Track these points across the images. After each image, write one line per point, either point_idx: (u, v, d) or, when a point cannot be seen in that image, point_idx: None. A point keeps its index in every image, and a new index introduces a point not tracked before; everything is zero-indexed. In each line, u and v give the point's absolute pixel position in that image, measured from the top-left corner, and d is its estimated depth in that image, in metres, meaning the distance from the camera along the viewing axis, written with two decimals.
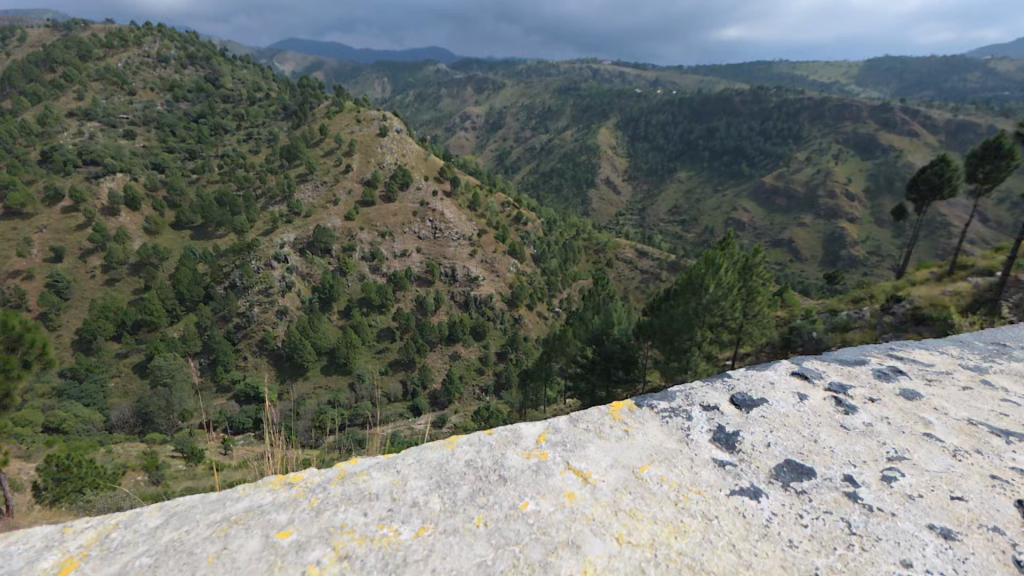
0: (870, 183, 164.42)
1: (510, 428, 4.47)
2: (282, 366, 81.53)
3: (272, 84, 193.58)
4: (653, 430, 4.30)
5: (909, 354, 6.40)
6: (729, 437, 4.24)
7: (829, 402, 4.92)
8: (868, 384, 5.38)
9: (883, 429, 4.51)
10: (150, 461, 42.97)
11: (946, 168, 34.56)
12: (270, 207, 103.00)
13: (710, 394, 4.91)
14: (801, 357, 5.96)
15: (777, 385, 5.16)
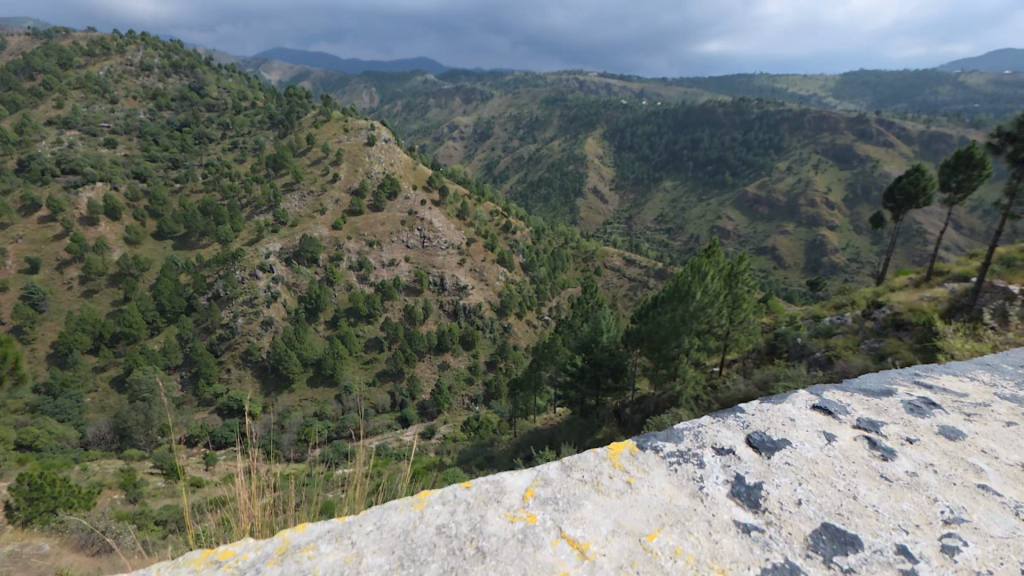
0: (848, 192, 168.71)
1: (491, 478, 3.86)
2: (267, 378, 79.84)
3: (259, 93, 192.37)
4: (659, 482, 3.72)
5: (938, 381, 5.60)
6: (753, 492, 3.62)
7: (861, 443, 4.25)
8: (902, 420, 4.68)
9: (929, 480, 3.89)
10: (127, 479, 41.42)
11: (921, 177, 35.47)
12: (256, 217, 101.57)
13: (723, 434, 4.23)
14: (819, 384, 5.25)
15: (798, 423, 4.47)
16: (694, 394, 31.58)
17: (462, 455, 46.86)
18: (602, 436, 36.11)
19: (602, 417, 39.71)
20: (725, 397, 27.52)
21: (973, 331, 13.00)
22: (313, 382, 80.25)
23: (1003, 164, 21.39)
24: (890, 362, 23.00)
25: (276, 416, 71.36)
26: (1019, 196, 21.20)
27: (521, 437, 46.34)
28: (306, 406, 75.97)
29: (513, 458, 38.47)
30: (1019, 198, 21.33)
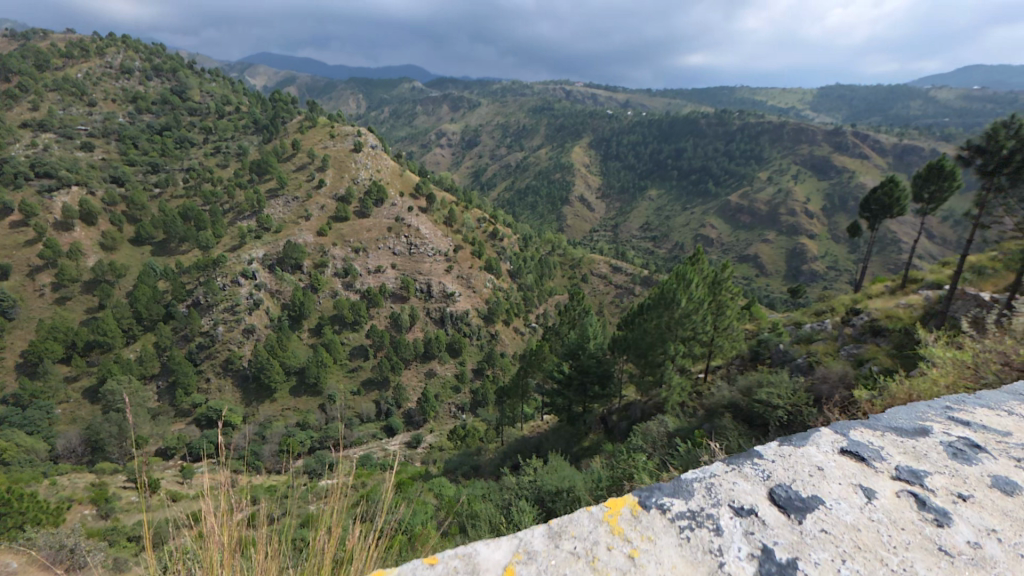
0: (826, 202, 173.30)
1: (480, 547, 3.54)
2: (248, 387, 77.88)
3: (243, 98, 189.75)
4: (672, 553, 3.44)
5: (975, 417, 5.46)
6: (784, 565, 3.31)
7: (907, 500, 3.97)
8: (945, 468, 4.44)
9: (994, 551, 3.56)
10: (100, 491, 39.66)
11: (896, 188, 36.42)
12: (238, 222, 99.55)
13: (743, 491, 4.03)
14: (844, 422, 5.15)
15: (827, 473, 4.26)
16: (680, 400, 31.76)
17: (449, 464, 46.12)
18: (590, 444, 36.01)
19: (589, 424, 39.48)
20: (710, 403, 27.71)
21: (951, 338, 13.20)
22: (296, 391, 78.52)
23: (972, 175, 22.10)
24: (870, 368, 23.42)
25: (258, 427, 69.66)
26: (988, 206, 21.89)
27: (508, 445, 45.97)
28: (288, 415, 74.33)
29: (500, 466, 38.04)
30: (987, 208, 22.00)
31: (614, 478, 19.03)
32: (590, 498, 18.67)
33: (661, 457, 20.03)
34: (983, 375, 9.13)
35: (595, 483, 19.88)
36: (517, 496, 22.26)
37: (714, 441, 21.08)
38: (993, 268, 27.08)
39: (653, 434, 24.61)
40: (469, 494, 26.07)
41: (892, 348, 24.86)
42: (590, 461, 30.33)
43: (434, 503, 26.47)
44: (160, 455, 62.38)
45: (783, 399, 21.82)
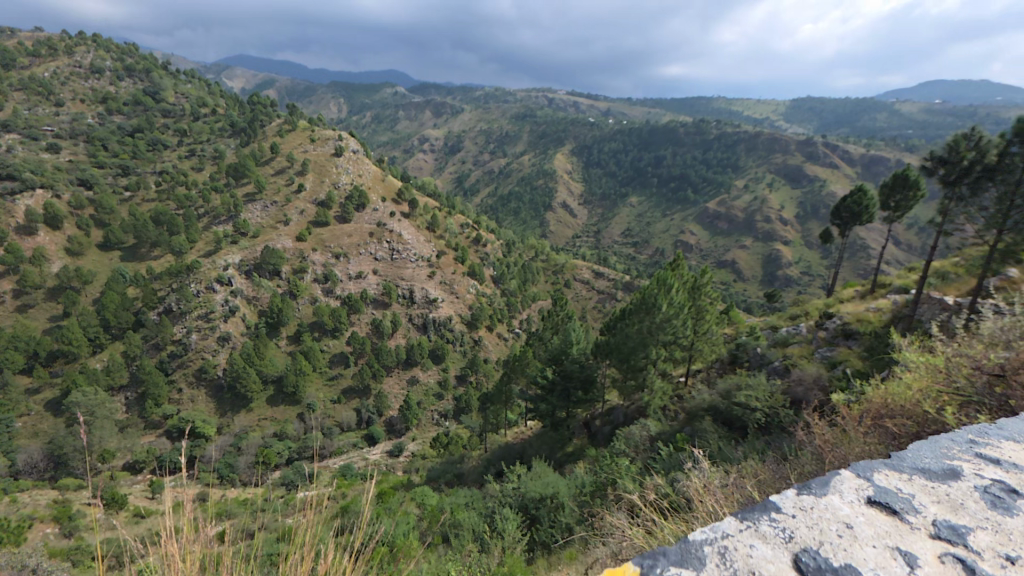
0: (799, 210, 179.01)
1: None
2: (223, 397, 75.33)
3: (220, 100, 185.61)
4: None
5: (1004, 451, 5.19)
6: None
7: (952, 567, 3.74)
8: (991, 523, 4.18)
9: None
10: (62, 509, 37.38)
11: (864, 196, 37.59)
12: (214, 227, 96.63)
13: (766, 561, 3.74)
14: (868, 463, 4.85)
15: (858, 536, 3.96)
16: (662, 404, 31.79)
17: (432, 472, 45.32)
18: (573, 449, 35.88)
19: (572, 429, 39.41)
20: (691, 407, 27.80)
21: (923, 342, 13.38)
22: (274, 401, 76.48)
23: (935, 185, 22.88)
24: (843, 370, 24.23)
25: (232, 439, 67.47)
26: (950, 214, 22.64)
27: (492, 452, 45.43)
28: (265, 426, 72.30)
29: (484, 473, 37.59)
30: (951, 216, 22.78)
31: (598, 483, 19.07)
32: (575, 504, 18.66)
33: (644, 461, 20.08)
34: (955, 379, 9.00)
35: (579, 489, 19.86)
36: (500, 504, 21.91)
37: (696, 446, 21.20)
38: (956, 273, 28.04)
39: (636, 439, 24.60)
40: (453, 503, 25.58)
41: (863, 350, 25.90)
42: (574, 467, 30.27)
43: (417, 513, 25.89)
44: (128, 470, 59.79)
45: (761, 403, 22.39)
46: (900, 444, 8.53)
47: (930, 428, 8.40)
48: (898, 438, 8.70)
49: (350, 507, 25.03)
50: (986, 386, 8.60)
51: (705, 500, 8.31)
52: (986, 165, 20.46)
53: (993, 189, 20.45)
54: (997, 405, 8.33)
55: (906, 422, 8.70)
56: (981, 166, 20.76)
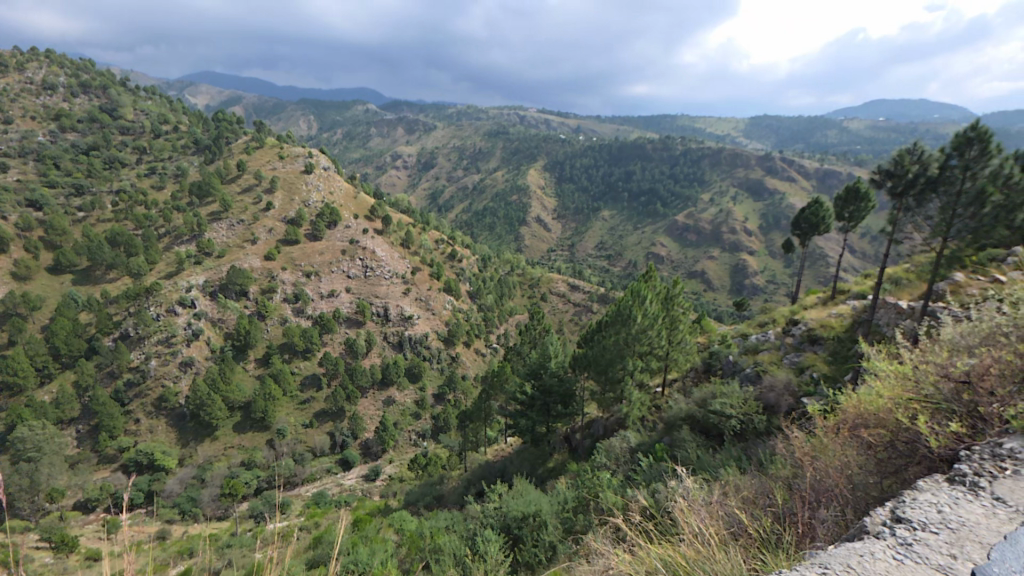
0: (762, 221, 187.00)
1: None
2: (186, 426, 70.98)
3: (182, 117, 179.76)
4: None
5: None
6: None
7: None
8: None
9: None
10: (5, 556, 34.07)
11: (821, 207, 39.22)
12: (175, 247, 92.21)
13: None
14: None
15: None
16: (640, 415, 31.60)
17: (410, 495, 43.50)
18: (555, 465, 35.21)
19: (553, 444, 38.90)
20: (668, 417, 27.59)
21: (888, 349, 13.43)
22: (241, 427, 72.67)
23: (884, 197, 23.96)
24: (810, 375, 25.13)
25: (195, 470, 63.43)
26: (898, 224, 23.61)
27: (472, 472, 44.09)
28: (232, 455, 68.47)
29: (464, 494, 36.23)
30: (899, 225, 23.65)
31: (580, 498, 18.69)
32: (558, 521, 18.06)
33: (625, 473, 19.82)
34: (923, 387, 8.54)
35: (562, 505, 19.24)
36: (482, 525, 21.06)
37: (675, 456, 21.07)
38: (908, 279, 29.22)
39: (616, 451, 24.28)
40: (433, 527, 24.38)
41: (828, 355, 26.97)
42: (555, 482, 29.63)
43: (396, 540, 24.55)
44: (78, 510, 55.23)
45: (735, 409, 22.80)
46: (877, 454, 8.38)
47: (905, 437, 8.23)
48: (873, 448, 8.51)
49: (323, 538, 23.48)
50: (953, 391, 8.32)
51: (689, 521, 7.80)
52: (928, 176, 21.48)
53: (936, 200, 21.38)
54: (966, 412, 8.19)
55: (881, 431, 8.45)
56: (924, 179, 21.85)
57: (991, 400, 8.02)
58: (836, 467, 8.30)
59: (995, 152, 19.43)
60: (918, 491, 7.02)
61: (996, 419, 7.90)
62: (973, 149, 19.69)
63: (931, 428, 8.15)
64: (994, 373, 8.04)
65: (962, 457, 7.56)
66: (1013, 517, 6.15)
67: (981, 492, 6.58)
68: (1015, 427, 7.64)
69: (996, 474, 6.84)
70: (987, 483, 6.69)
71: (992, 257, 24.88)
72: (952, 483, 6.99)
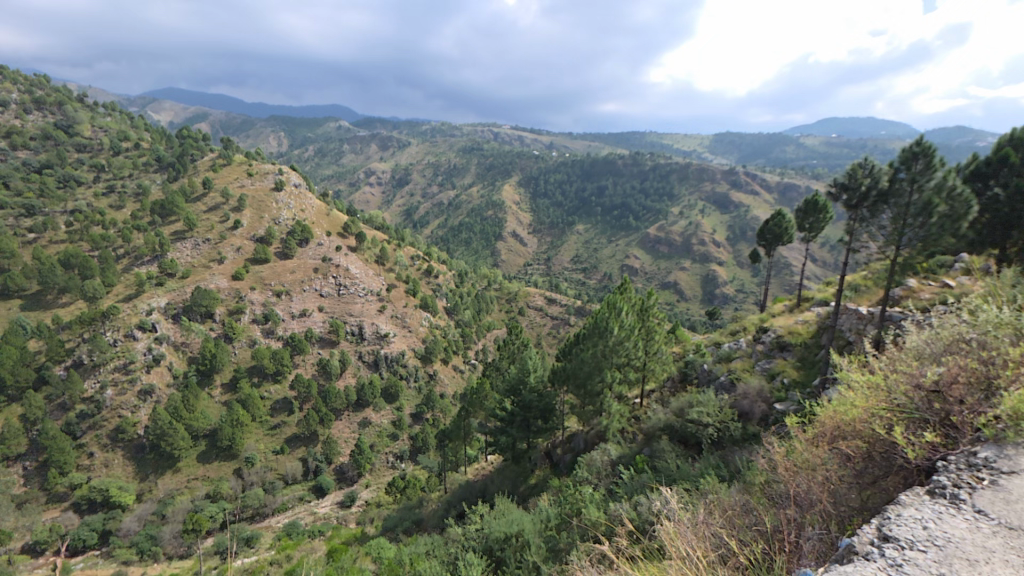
0: (728, 233, 194.70)
1: None
2: (145, 458, 66.56)
3: (144, 134, 173.11)
4: None
5: None
6: None
7: None
8: None
9: None
10: None
11: (784, 219, 40.63)
12: (135, 268, 87.66)
13: None
14: None
15: None
16: (620, 427, 31.37)
17: (387, 521, 41.62)
18: (536, 481, 34.51)
19: (534, 460, 38.15)
20: (647, 427, 27.36)
21: (858, 359, 13.37)
22: (205, 457, 68.60)
23: (840, 209, 24.81)
24: (780, 381, 25.83)
25: (154, 506, 59.34)
26: (854, 234, 24.33)
27: (452, 493, 42.64)
28: (195, 487, 64.40)
29: (444, 517, 34.97)
30: (854, 236, 24.48)
31: (563, 515, 17.90)
32: (541, 539, 17.19)
33: (607, 488, 19.43)
34: (896, 396, 8.29)
35: (545, 523, 18.44)
36: (463, 549, 20.47)
37: (655, 467, 20.87)
38: (866, 285, 30.25)
39: (597, 464, 23.89)
40: (411, 554, 23.24)
41: (797, 361, 27.67)
42: (537, 500, 28.94)
43: (373, 569, 23.37)
44: (26, 553, 51.48)
45: (712, 418, 23.02)
46: (856, 466, 8.15)
47: (880, 448, 8.05)
48: (851, 460, 8.29)
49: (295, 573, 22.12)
50: (925, 400, 8.16)
51: (676, 543, 7.58)
52: (880, 189, 22.53)
53: (887, 211, 22.42)
54: (938, 420, 8.05)
55: (858, 443, 8.23)
56: (875, 191, 22.90)
57: (962, 409, 7.91)
58: (817, 481, 8.05)
59: (938, 166, 20.58)
60: (901, 506, 6.78)
61: (967, 427, 7.79)
62: (918, 163, 20.88)
63: (908, 440, 7.95)
64: (961, 382, 8.00)
65: (939, 468, 7.35)
66: (997, 528, 5.95)
67: (962, 506, 6.36)
68: (988, 436, 7.47)
69: (975, 485, 6.60)
70: (967, 494, 6.49)
71: (940, 263, 26.28)
72: (933, 496, 6.76)
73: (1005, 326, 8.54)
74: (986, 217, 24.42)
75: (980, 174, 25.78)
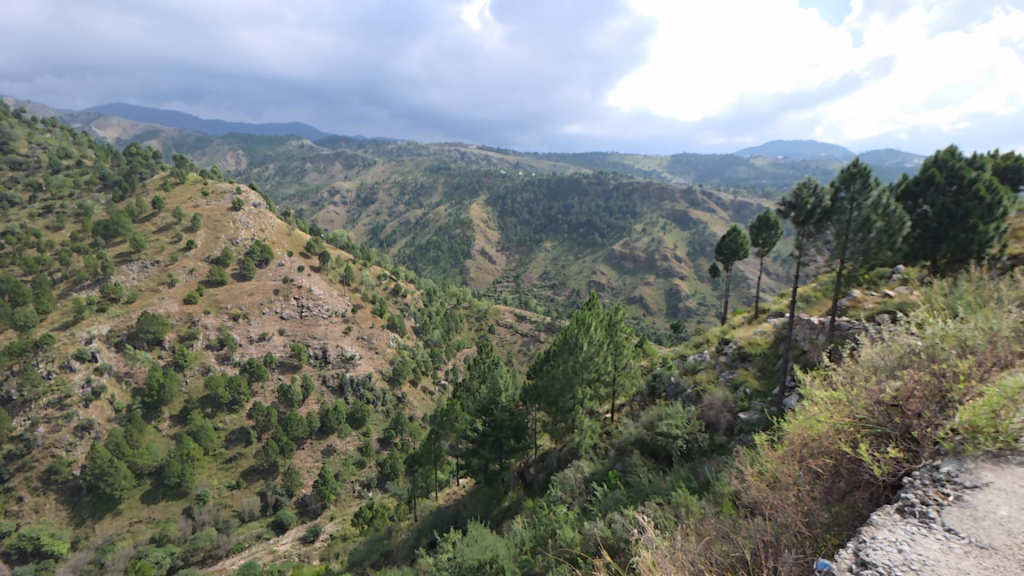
0: (689, 248, 204.33)
1: None
2: (82, 502, 60.50)
3: (89, 152, 163.04)
4: None
5: None
6: None
7: None
8: None
9: None
10: None
11: (739, 235, 42.23)
12: (74, 294, 81.06)
13: None
14: None
15: None
16: (592, 443, 30.89)
17: (354, 555, 39.24)
18: (510, 504, 33.41)
19: (507, 481, 36.95)
20: (619, 442, 27.10)
21: (821, 373, 13.28)
22: (151, 498, 62.97)
23: (788, 226, 25.17)
24: (743, 392, 26.43)
25: (90, 555, 53.52)
26: (803, 249, 25.00)
27: (422, 520, 40.66)
28: (139, 531, 58.84)
29: (414, 548, 33.16)
30: (804, 250, 25.14)
31: (538, 537, 17.02)
32: (516, 564, 16.34)
33: (581, 506, 18.82)
34: (858, 411, 8.02)
35: (519, 547, 17.55)
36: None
37: (628, 482, 20.45)
38: (816, 296, 31.65)
39: (570, 483, 23.25)
40: None
41: (757, 371, 28.47)
42: (511, 523, 28.01)
43: None
44: None
45: (680, 429, 23.11)
46: (823, 482, 7.75)
47: (848, 465, 7.65)
48: (819, 477, 7.88)
49: None
50: (886, 414, 7.91)
51: None
52: (823, 207, 23.30)
53: (831, 227, 23.33)
54: (900, 434, 7.74)
55: (825, 460, 7.84)
56: (820, 209, 23.54)
57: (921, 423, 7.63)
58: (788, 501, 7.55)
59: (873, 186, 22.02)
60: (873, 527, 6.24)
61: (928, 441, 7.44)
62: (856, 183, 22.17)
63: (872, 455, 7.59)
64: (918, 395, 7.79)
65: (904, 484, 6.89)
66: (968, 548, 5.53)
67: (932, 523, 5.94)
68: (946, 449, 7.17)
69: (941, 501, 6.19)
70: (935, 512, 6.05)
71: (881, 275, 27.85)
72: (902, 514, 6.27)
73: (950, 338, 8.69)
74: (918, 232, 26.31)
75: (911, 192, 27.53)
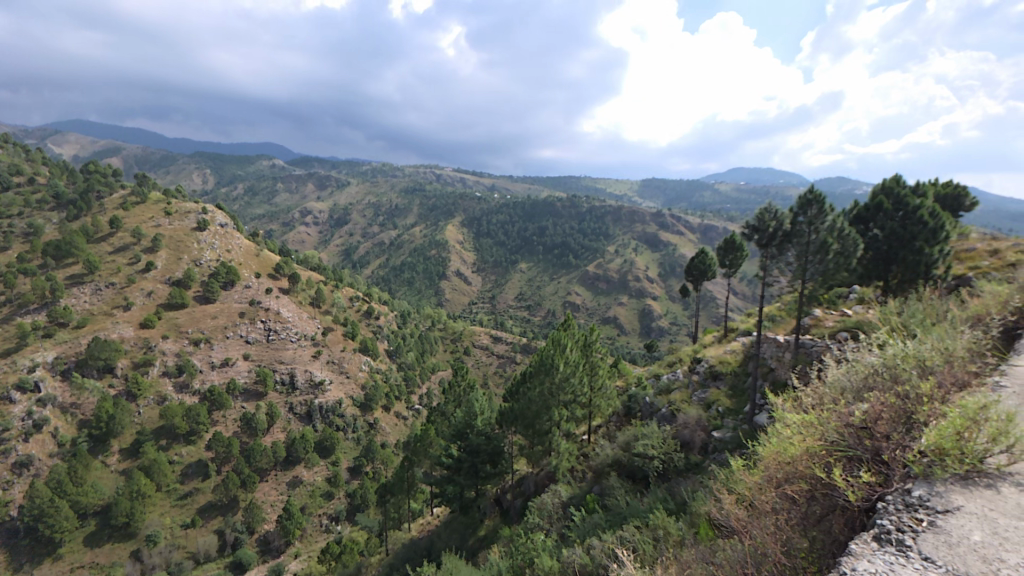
0: (660, 270, 209.57)
1: None
2: (16, 547, 54.96)
3: (42, 169, 154.47)
4: None
5: None
6: None
7: None
8: None
9: None
10: None
11: (707, 256, 43.35)
12: (17, 318, 75.30)
13: None
14: None
15: None
16: (569, 466, 30.25)
17: None
18: (486, 532, 32.01)
19: (483, 508, 35.48)
20: (595, 464, 26.59)
21: (791, 393, 13.11)
22: (94, 540, 57.68)
23: (753, 248, 25.88)
24: (715, 410, 26.71)
25: None
26: (767, 269, 25.71)
27: (393, 554, 38.41)
28: None
29: None
30: (768, 271, 25.85)
31: (514, 567, 16.14)
32: None
33: (559, 533, 18.19)
34: (828, 434, 7.76)
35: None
36: None
37: (605, 506, 19.95)
38: (781, 315, 32.69)
39: (548, 508, 22.45)
40: None
41: (729, 390, 28.80)
42: (486, 553, 26.87)
43: None
44: None
45: (656, 450, 22.91)
46: (801, 507, 7.44)
47: (823, 489, 7.38)
48: (796, 502, 7.57)
49: None
50: (855, 436, 7.64)
51: None
52: (784, 230, 24.20)
53: (792, 249, 24.21)
54: (871, 457, 7.52)
55: (800, 485, 7.53)
56: (781, 232, 24.39)
57: (890, 445, 7.45)
58: (767, 529, 7.20)
59: (829, 211, 23.03)
60: (851, 557, 5.97)
61: (898, 464, 7.25)
62: (813, 209, 23.14)
63: (844, 479, 7.38)
64: (885, 417, 7.64)
65: (879, 509, 6.66)
66: None
67: (908, 552, 5.74)
68: (916, 471, 7.02)
69: (916, 526, 5.98)
70: (911, 539, 5.84)
71: (839, 294, 29.00)
72: (880, 542, 6.03)
73: (911, 358, 8.75)
74: (870, 254, 27.78)
75: (862, 217, 29.07)
